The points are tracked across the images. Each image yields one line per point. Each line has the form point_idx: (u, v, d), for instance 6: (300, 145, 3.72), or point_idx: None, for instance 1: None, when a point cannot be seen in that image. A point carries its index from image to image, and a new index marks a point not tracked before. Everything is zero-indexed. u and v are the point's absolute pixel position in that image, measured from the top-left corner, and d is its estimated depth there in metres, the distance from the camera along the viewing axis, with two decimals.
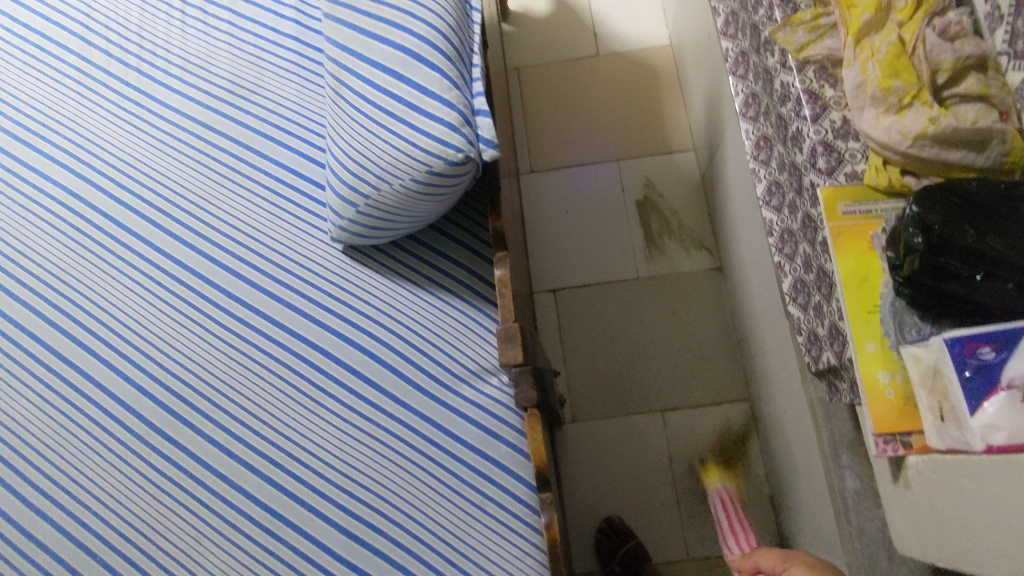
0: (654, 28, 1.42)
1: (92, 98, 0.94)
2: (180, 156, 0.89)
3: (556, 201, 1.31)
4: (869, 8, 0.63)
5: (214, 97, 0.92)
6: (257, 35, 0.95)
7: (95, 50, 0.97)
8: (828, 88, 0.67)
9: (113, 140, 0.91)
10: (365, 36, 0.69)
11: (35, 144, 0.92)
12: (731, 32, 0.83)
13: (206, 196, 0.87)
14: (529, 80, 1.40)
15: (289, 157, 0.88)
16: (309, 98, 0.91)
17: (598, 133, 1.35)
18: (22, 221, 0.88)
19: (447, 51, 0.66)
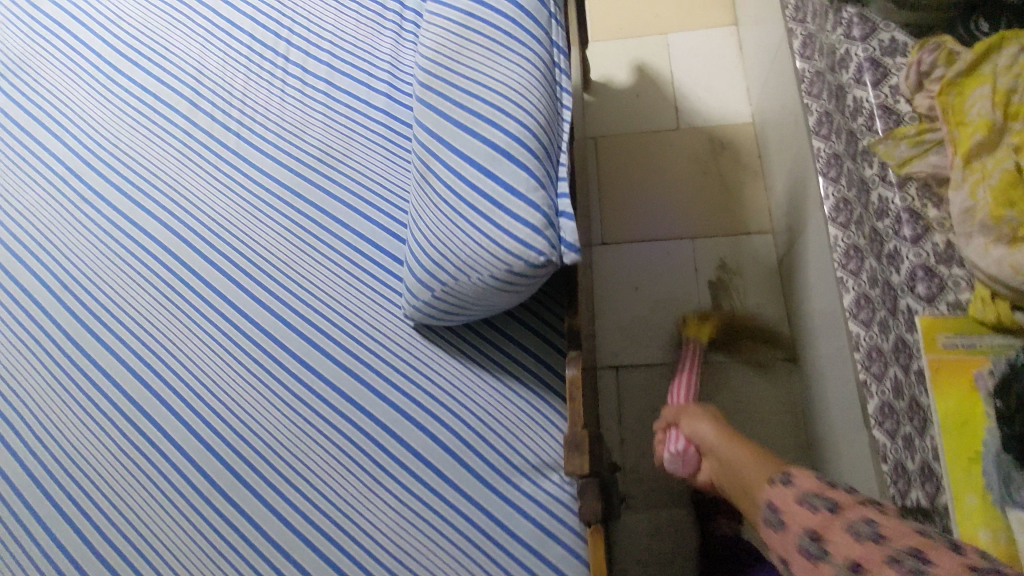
0: (736, 105, 1.41)
1: (193, 159, 1.00)
2: (268, 221, 0.94)
3: (626, 275, 1.29)
4: (981, 127, 0.60)
5: (305, 165, 0.96)
6: (350, 107, 0.99)
7: (201, 114, 1.03)
8: (931, 207, 0.64)
9: (207, 201, 0.97)
10: (457, 128, 0.71)
11: (139, 201, 0.98)
12: (824, 132, 0.81)
13: (291, 262, 0.91)
14: (605, 150, 1.40)
15: (369, 229, 0.90)
16: (393, 172, 0.94)
17: (673, 208, 1.33)
18: (121, 273, 0.94)
19: (536, 149, 0.66)
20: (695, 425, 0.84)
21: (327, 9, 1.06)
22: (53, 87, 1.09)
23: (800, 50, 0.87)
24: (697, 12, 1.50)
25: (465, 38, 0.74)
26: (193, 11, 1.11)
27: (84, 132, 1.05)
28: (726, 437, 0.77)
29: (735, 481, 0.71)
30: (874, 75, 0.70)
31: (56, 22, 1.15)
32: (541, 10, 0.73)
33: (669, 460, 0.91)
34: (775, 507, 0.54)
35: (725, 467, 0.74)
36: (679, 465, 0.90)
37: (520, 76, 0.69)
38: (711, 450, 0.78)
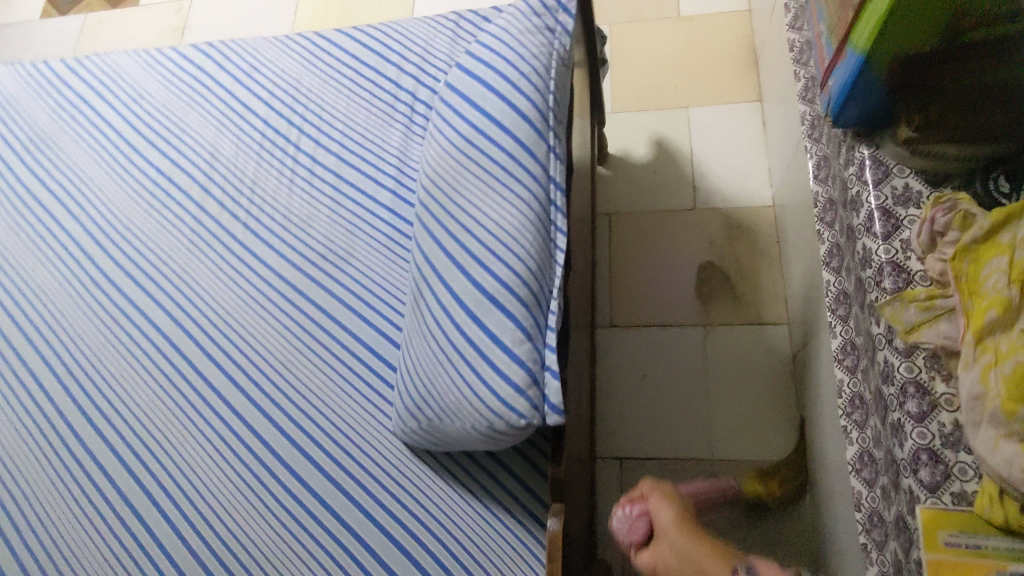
0: (757, 187, 1.37)
1: (200, 247, 1.01)
2: (269, 317, 0.94)
3: (633, 361, 1.28)
4: (997, 303, 0.55)
5: (308, 261, 0.96)
6: (356, 201, 0.99)
7: (211, 200, 1.04)
8: (939, 382, 0.60)
9: (211, 292, 0.98)
10: (450, 262, 0.70)
11: (147, 288, 1.00)
12: (835, 265, 0.78)
13: (288, 363, 0.91)
14: (620, 228, 1.39)
15: (367, 333, 0.90)
16: (394, 274, 0.93)
17: (685, 292, 1.31)
18: (124, 364, 0.95)
19: (525, 297, 0.64)
20: (658, 507, 0.70)
21: (340, 98, 1.07)
22: (73, 164, 1.12)
23: (815, 172, 0.84)
24: (722, 87, 1.47)
25: (463, 166, 0.73)
26: (211, 93, 1.12)
27: (99, 213, 1.07)
28: (686, 530, 0.65)
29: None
30: (885, 226, 0.66)
31: (81, 97, 1.17)
32: (541, 143, 0.70)
33: (617, 525, 0.75)
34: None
35: (684, 568, 0.61)
36: (624, 528, 0.73)
37: (512, 215, 0.67)
38: (669, 540, 0.65)
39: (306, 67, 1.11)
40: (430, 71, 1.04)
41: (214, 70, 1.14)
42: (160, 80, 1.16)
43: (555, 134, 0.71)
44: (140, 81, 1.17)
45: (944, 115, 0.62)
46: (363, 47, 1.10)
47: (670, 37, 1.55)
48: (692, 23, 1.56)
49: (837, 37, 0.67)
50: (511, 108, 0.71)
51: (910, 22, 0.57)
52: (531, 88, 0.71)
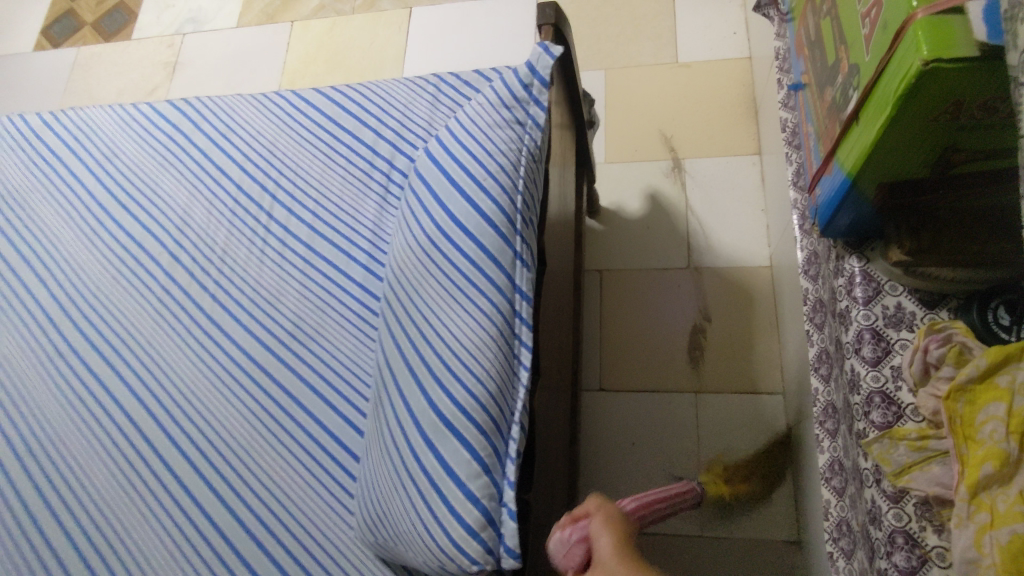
0: (754, 245, 1.32)
1: (168, 319, 0.98)
2: (233, 400, 0.90)
3: (622, 428, 1.23)
4: (994, 455, 0.49)
5: (276, 339, 0.93)
6: (325, 275, 0.95)
7: (181, 269, 1.01)
8: (931, 533, 0.55)
9: (177, 370, 0.94)
10: (410, 375, 0.65)
11: (112, 363, 0.96)
12: (824, 372, 0.73)
13: (251, 451, 0.87)
14: (611, 286, 1.35)
15: (333, 421, 0.86)
16: (363, 357, 0.89)
17: (677, 356, 1.26)
18: (86, 444, 0.92)
19: (483, 424, 0.60)
20: (600, 532, 0.57)
21: (315, 163, 1.03)
22: (43, 225, 1.09)
23: (804, 265, 0.79)
24: (719, 138, 1.43)
25: (425, 268, 0.69)
26: (185, 153, 1.09)
27: (68, 279, 1.04)
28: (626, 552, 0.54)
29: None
30: (874, 350, 0.62)
31: (55, 154, 1.15)
32: (506, 250, 0.66)
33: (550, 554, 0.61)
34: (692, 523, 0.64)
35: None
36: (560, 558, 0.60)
37: (473, 331, 0.63)
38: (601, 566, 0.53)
39: (282, 129, 1.07)
40: (408, 138, 1.01)
41: (190, 129, 1.11)
42: (135, 139, 1.13)
43: (522, 238, 0.67)
44: (115, 138, 1.14)
45: (935, 237, 0.57)
46: (340, 108, 1.06)
47: (666, 85, 1.51)
48: (690, 70, 1.51)
49: (824, 148, 0.63)
50: (476, 211, 0.67)
51: (893, 162, 0.53)
52: (498, 188, 0.68)
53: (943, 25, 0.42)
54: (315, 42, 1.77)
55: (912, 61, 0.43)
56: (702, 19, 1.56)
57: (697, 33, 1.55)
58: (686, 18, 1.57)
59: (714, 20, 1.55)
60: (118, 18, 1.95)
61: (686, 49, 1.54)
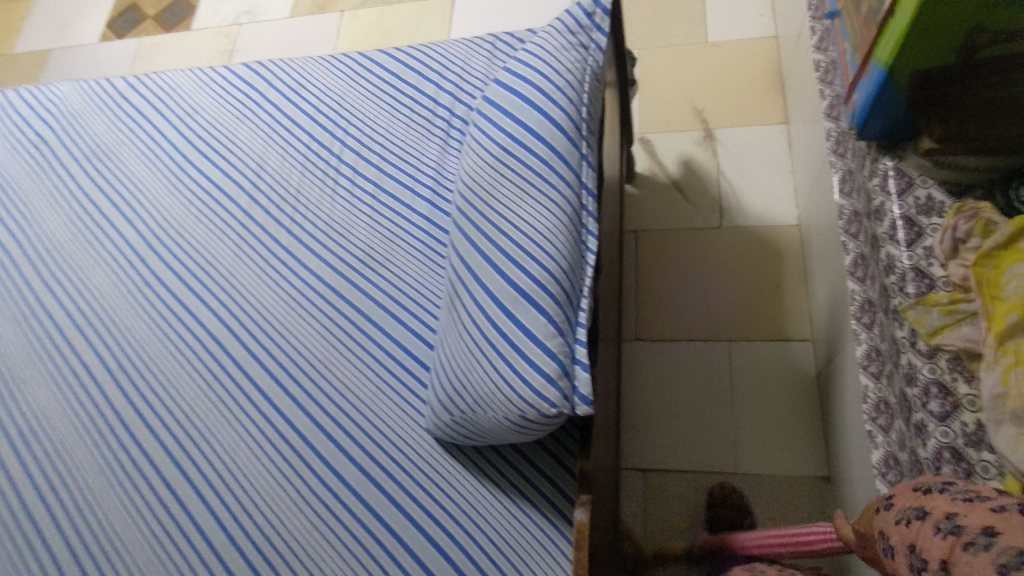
0: (783, 206, 1.40)
1: (246, 252, 1.07)
2: (309, 319, 0.99)
3: (659, 374, 1.29)
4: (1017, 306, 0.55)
5: (348, 266, 1.01)
6: (394, 210, 1.04)
7: (258, 208, 1.10)
8: (962, 383, 0.61)
9: (256, 295, 1.03)
10: (487, 262, 0.73)
11: (196, 291, 1.05)
12: (859, 275, 0.80)
13: (327, 363, 0.95)
14: (646, 244, 1.42)
15: (402, 334, 0.94)
16: (429, 279, 0.97)
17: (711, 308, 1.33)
18: (173, 360, 1.00)
19: (557, 294, 0.67)
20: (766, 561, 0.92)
21: (381, 113, 1.13)
22: (130, 173, 1.19)
23: (839, 184, 0.86)
24: (749, 109, 1.51)
25: (499, 173, 0.77)
26: (260, 108, 1.19)
27: (153, 219, 1.14)
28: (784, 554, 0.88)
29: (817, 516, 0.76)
30: (908, 234, 0.68)
31: (139, 112, 1.25)
32: (573, 152, 0.74)
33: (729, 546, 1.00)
34: (882, 530, 0.55)
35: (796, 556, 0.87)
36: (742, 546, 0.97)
37: (545, 217, 0.71)
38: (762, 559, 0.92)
39: (349, 85, 1.17)
40: (467, 89, 1.10)
41: (264, 88, 1.21)
42: (213, 97, 1.23)
43: (587, 143, 0.75)
44: (194, 97, 1.24)
45: (962, 124, 0.64)
46: (404, 66, 1.16)
47: (697, 62, 1.60)
48: (719, 48, 1.60)
49: (860, 55, 0.70)
50: (546, 119, 0.75)
51: (926, 46, 0.61)
52: (566, 100, 0.76)
53: None
54: (363, 30, 1.89)
55: None
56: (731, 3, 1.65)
57: (725, 15, 1.64)
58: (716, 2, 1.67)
59: (743, 3, 1.65)
60: (177, 12, 2.09)
61: (716, 31, 1.63)
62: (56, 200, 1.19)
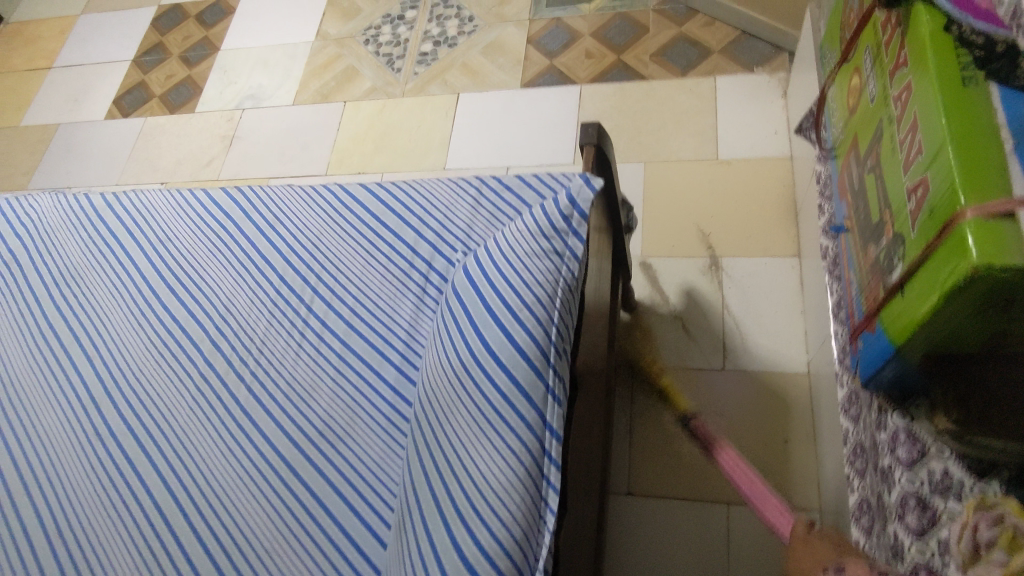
0: (791, 351, 1.30)
1: (204, 409, 1.00)
2: (260, 498, 0.91)
3: (649, 537, 1.19)
4: None
5: (306, 437, 0.93)
6: (360, 375, 0.96)
7: (220, 357, 1.03)
8: None
9: (207, 461, 0.95)
10: (436, 509, 0.65)
11: (146, 449, 0.98)
12: (865, 525, 0.69)
13: (274, 553, 0.87)
14: (642, 382, 1.33)
15: (355, 528, 0.86)
16: (391, 462, 0.89)
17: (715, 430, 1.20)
18: (112, 530, 0.93)
19: (508, 572, 0.59)
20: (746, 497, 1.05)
21: (357, 260, 1.06)
22: (96, 303, 1.13)
23: (844, 403, 0.77)
24: (758, 237, 1.42)
25: (459, 396, 0.69)
26: (235, 240, 1.13)
27: (113, 358, 1.07)
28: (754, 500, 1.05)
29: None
30: (920, 520, 0.58)
31: (113, 234, 1.20)
32: (539, 384, 0.66)
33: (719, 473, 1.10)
34: None
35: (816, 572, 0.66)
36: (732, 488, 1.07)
37: (501, 469, 0.63)
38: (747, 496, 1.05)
39: (327, 223, 1.11)
40: (448, 240, 1.03)
41: (240, 217, 1.16)
42: (188, 223, 1.18)
43: (555, 371, 0.67)
44: (169, 222, 1.19)
45: (983, 411, 0.53)
46: (385, 206, 1.10)
47: (705, 181, 1.52)
48: (730, 167, 1.52)
49: (867, 304, 0.61)
50: (511, 341, 0.68)
51: (941, 342, 0.51)
52: (534, 320, 0.68)
53: (995, 229, 0.42)
54: (365, 122, 1.85)
55: (960, 262, 0.43)
56: (744, 118, 1.58)
57: (736, 131, 1.57)
58: (728, 116, 1.60)
59: (756, 118, 1.57)
60: (183, 91, 2.08)
61: (728, 148, 1.55)
62: (19, 328, 1.14)
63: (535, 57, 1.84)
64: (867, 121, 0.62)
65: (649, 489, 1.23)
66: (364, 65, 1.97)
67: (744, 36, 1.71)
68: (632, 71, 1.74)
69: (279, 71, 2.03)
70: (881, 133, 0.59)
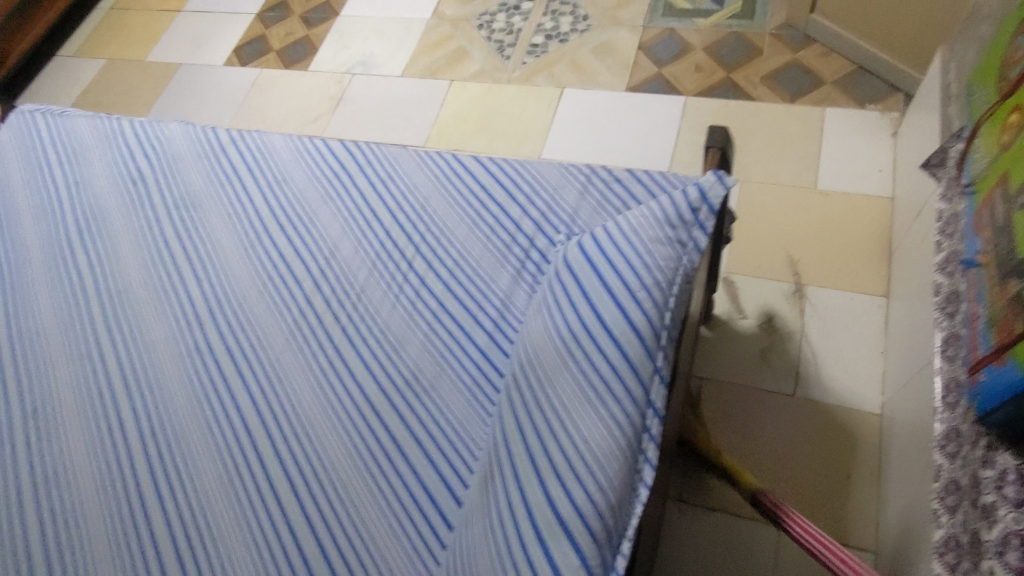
0: (867, 389, 1.27)
1: (299, 342, 1.05)
2: (342, 434, 0.95)
3: (693, 546, 1.20)
4: None
5: (393, 384, 0.98)
6: (451, 335, 1.00)
7: (320, 297, 1.09)
8: None
9: (296, 391, 1.01)
10: (530, 464, 0.68)
11: (242, 371, 1.04)
12: (950, 560, 0.69)
13: (350, 487, 0.91)
14: (709, 394, 1.33)
15: (430, 477, 0.90)
16: (472, 421, 0.92)
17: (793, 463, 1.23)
18: (203, 439, 0.99)
19: (597, 534, 0.62)
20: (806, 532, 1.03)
21: (460, 226, 1.10)
22: (211, 230, 1.21)
23: (940, 439, 0.76)
24: (849, 272, 1.40)
25: (564, 361, 0.72)
26: (347, 191, 1.19)
27: (221, 283, 1.14)
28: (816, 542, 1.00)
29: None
30: (1020, 558, 0.57)
31: (234, 169, 1.27)
32: (647, 363, 0.69)
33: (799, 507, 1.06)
34: None
35: None
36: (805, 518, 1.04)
37: (602, 436, 0.65)
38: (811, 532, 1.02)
39: (436, 188, 1.15)
40: (552, 221, 1.06)
41: (354, 170, 1.21)
42: (304, 169, 1.24)
43: (664, 353, 0.70)
44: (287, 165, 1.26)
45: None
46: (494, 180, 1.13)
47: (802, 208, 1.51)
48: (828, 198, 1.51)
49: (997, 338, 0.61)
50: (626, 319, 0.70)
51: None
52: (650, 301, 0.70)
53: None
54: (467, 103, 1.90)
55: None
56: (850, 152, 1.56)
57: (840, 163, 1.55)
58: (833, 148, 1.58)
59: (862, 154, 1.55)
60: (300, 50, 2.17)
61: (828, 179, 1.54)
62: (139, 241, 1.22)
63: (644, 63, 1.86)
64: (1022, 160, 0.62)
65: (700, 500, 1.23)
66: (474, 48, 2.02)
67: (861, 71, 1.69)
68: (740, 90, 1.74)
69: (392, 42, 2.10)
70: None
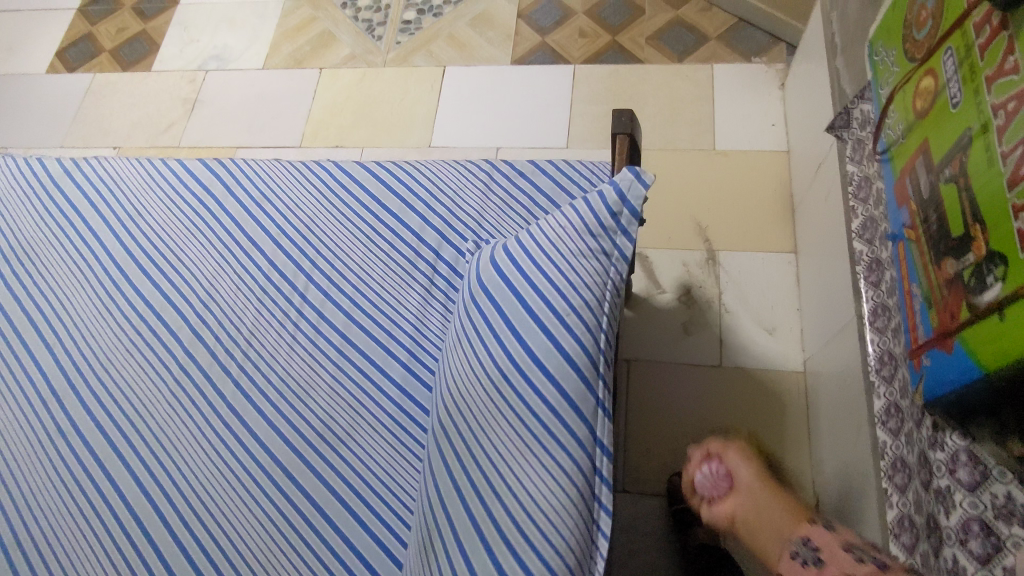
0: (788, 349, 1.29)
1: (184, 405, 0.90)
2: (252, 506, 0.83)
3: (643, 537, 1.17)
4: None
5: (304, 439, 0.86)
6: (362, 372, 0.89)
7: (202, 348, 0.94)
8: None
9: (190, 464, 0.86)
10: (475, 530, 0.60)
11: (118, 449, 0.88)
12: (906, 542, 0.68)
13: (270, 566, 0.80)
14: (638, 376, 1.30)
15: (361, 539, 0.80)
16: (401, 468, 0.83)
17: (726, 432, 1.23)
18: (82, 540, 0.83)
19: None
20: (738, 464, 0.99)
21: (355, 245, 0.98)
22: (55, 284, 1.01)
23: (880, 415, 0.75)
24: (755, 231, 1.41)
25: (495, 407, 0.63)
26: (215, 219, 1.03)
27: (77, 346, 0.96)
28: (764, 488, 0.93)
29: (761, 525, 0.87)
30: (984, 545, 0.56)
31: (72, 205, 1.07)
32: (588, 397, 0.62)
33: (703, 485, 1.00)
34: None
35: (758, 513, 0.89)
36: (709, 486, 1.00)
37: (551, 489, 0.59)
38: (749, 492, 0.93)
39: (321, 203, 1.02)
40: (457, 228, 0.96)
41: (222, 193, 1.05)
42: (161, 197, 1.06)
43: (603, 381, 0.63)
44: (138, 194, 1.07)
45: None
46: (385, 187, 1.01)
47: (703, 172, 1.49)
48: (727, 158, 1.50)
49: (937, 322, 0.59)
50: (557, 350, 0.63)
51: None
52: (582, 326, 0.64)
53: None
54: (342, 92, 1.73)
55: None
56: (742, 109, 1.55)
57: (734, 122, 1.54)
58: (726, 106, 1.56)
59: (754, 110, 1.55)
60: (138, 48, 1.90)
61: (725, 139, 1.52)
62: None
63: (526, 32, 1.76)
64: (945, 131, 0.59)
65: (643, 489, 1.21)
66: (342, 30, 1.84)
67: (742, 24, 1.68)
68: (628, 54, 1.68)
69: (247, 31, 1.88)
70: (967, 145, 0.56)
